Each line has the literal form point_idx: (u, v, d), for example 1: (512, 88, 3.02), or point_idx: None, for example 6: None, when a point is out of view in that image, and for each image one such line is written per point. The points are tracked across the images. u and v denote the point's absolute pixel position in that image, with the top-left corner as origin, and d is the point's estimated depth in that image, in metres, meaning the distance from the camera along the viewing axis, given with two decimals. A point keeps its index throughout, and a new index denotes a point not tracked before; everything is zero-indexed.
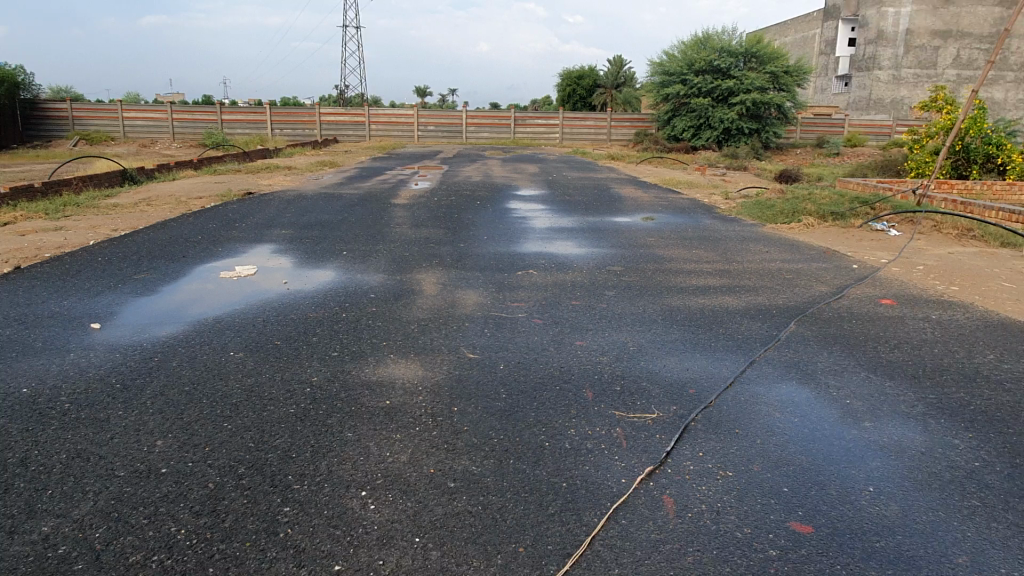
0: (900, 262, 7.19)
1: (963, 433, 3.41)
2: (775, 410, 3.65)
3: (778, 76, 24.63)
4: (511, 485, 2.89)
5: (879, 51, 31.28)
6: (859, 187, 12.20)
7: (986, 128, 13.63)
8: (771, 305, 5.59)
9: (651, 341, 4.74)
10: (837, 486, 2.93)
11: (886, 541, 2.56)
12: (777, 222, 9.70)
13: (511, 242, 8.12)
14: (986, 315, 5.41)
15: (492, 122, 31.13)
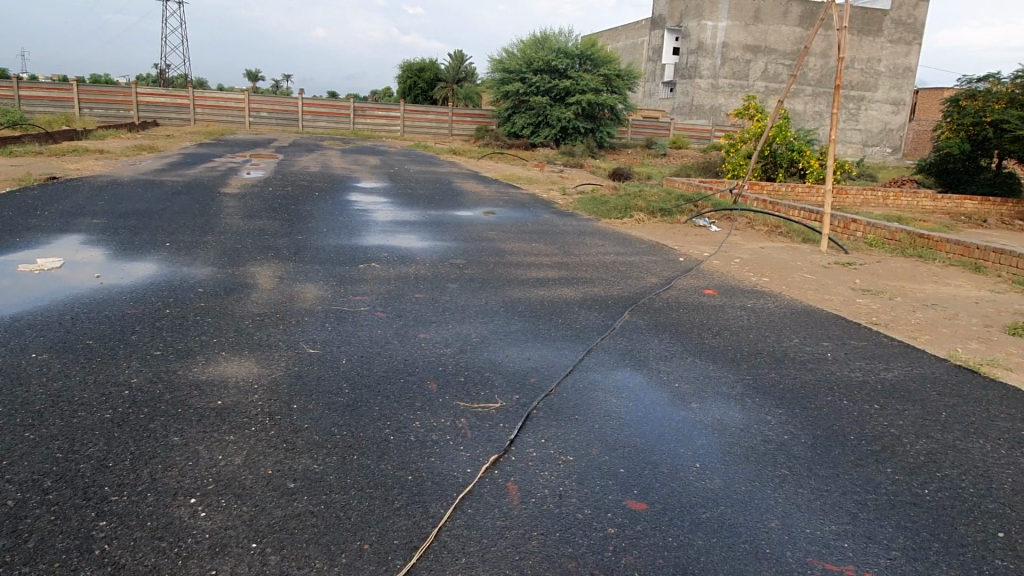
0: (720, 256, 7.80)
1: (775, 410, 3.76)
2: (611, 396, 3.83)
3: (611, 79, 25.89)
4: (355, 481, 2.81)
5: (699, 61, 33.73)
6: (684, 186, 13.09)
7: (789, 137, 15.14)
8: (607, 296, 5.86)
9: (494, 333, 4.80)
10: (667, 463, 3.12)
11: (711, 512, 2.76)
12: (611, 217, 10.19)
13: (352, 234, 7.93)
14: (791, 303, 6.01)
15: (330, 111, 30.19)
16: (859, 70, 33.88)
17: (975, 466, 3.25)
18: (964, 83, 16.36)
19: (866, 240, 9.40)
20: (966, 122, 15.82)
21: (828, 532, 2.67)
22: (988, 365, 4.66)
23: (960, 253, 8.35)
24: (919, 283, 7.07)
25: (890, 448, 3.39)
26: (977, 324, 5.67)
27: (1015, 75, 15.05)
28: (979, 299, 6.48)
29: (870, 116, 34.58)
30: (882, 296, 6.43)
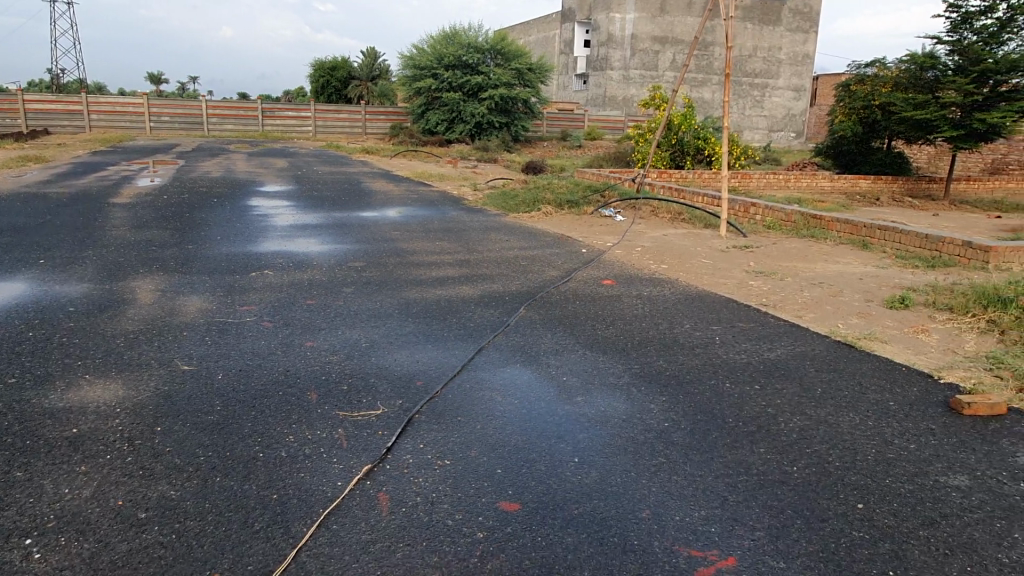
0: (623, 245, 7.88)
1: (658, 397, 3.80)
2: (496, 394, 3.79)
3: (522, 73, 25.98)
4: (214, 506, 2.67)
5: (610, 53, 34.23)
6: (594, 176, 13.19)
7: (694, 125, 15.51)
8: (505, 292, 5.83)
9: (384, 336, 4.70)
10: (545, 460, 3.10)
11: (583, 507, 2.75)
12: (519, 211, 10.17)
13: (247, 241, 7.63)
14: (686, 289, 6.12)
15: (237, 113, 29.21)
16: (761, 59, 34.97)
17: (843, 438, 3.36)
18: (854, 69, 17.14)
19: (764, 223, 9.71)
20: (858, 105, 16.58)
21: (696, 518, 2.70)
22: (866, 339, 4.84)
23: (849, 231, 8.70)
24: (809, 262, 7.32)
25: (766, 427, 3.47)
26: (860, 300, 5.89)
27: (899, 59, 15.82)
28: (863, 275, 6.76)
29: (774, 103, 35.79)
30: (774, 277, 6.61)
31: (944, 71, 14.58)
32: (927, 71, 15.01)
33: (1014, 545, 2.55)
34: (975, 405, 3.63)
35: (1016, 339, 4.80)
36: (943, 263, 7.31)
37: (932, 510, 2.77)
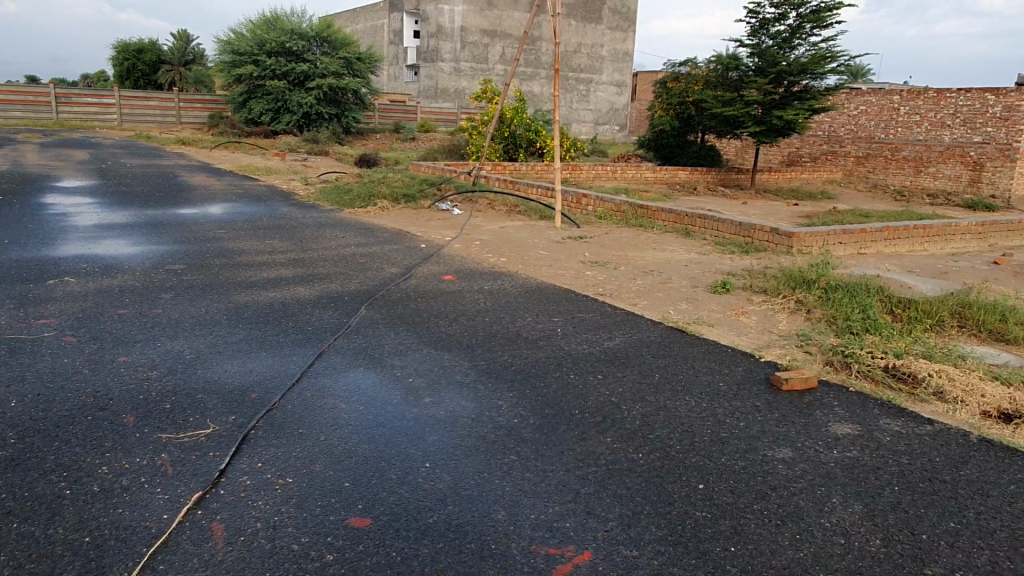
0: (462, 239, 7.84)
1: (506, 393, 3.78)
2: (339, 402, 3.59)
3: (350, 62, 25.31)
4: (10, 558, 2.29)
5: (439, 44, 33.98)
6: (430, 169, 13.05)
7: (526, 118, 15.81)
8: (343, 292, 5.59)
9: (212, 346, 4.32)
10: (396, 468, 2.97)
11: (438, 515, 2.66)
12: (353, 206, 9.85)
13: (42, 245, 6.75)
14: (527, 281, 6.18)
15: (25, 99, 25.96)
16: (586, 55, 36.24)
17: (680, 422, 3.53)
18: (669, 67, 18.27)
19: (596, 214, 10.08)
20: (674, 102, 17.71)
21: (551, 514, 2.70)
22: (694, 324, 5.14)
23: (673, 220, 9.23)
24: (639, 251, 7.68)
25: (610, 417, 3.56)
26: (687, 286, 6.25)
27: (708, 59, 17.07)
28: (687, 262, 7.18)
29: (599, 97, 37.34)
30: (608, 267, 6.86)
31: (746, 72, 15.87)
32: (732, 71, 16.27)
33: (833, 510, 2.79)
34: (791, 380, 3.95)
35: (820, 316, 5.32)
36: (755, 249, 7.97)
37: (764, 484, 2.96)
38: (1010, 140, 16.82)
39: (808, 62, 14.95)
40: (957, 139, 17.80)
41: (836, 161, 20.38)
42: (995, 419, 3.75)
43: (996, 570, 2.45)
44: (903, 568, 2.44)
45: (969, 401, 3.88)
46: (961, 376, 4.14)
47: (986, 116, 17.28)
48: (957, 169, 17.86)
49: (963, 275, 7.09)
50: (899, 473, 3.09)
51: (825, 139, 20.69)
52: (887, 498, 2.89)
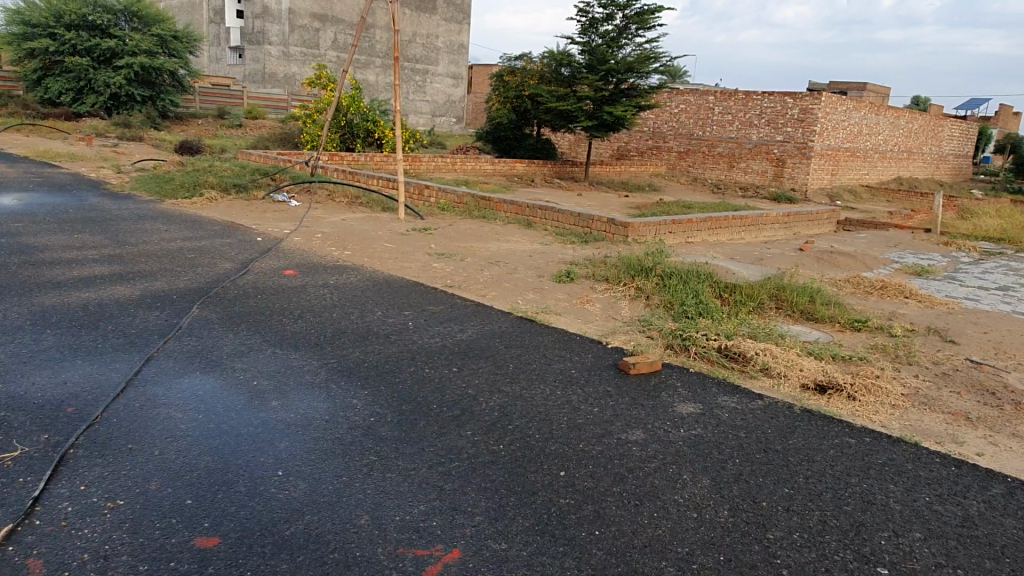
0: (301, 232, 7.46)
1: (360, 392, 3.63)
2: (175, 412, 3.27)
3: (165, 41, 23.36)
4: None
5: (266, 26, 31.36)
6: (260, 158, 12.35)
7: (362, 107, 15.37)
8: (170, 290, 5.12)
9: (15, 356, 3.78)
10: (245, 480, 2.75)
11: (295, 526, 2.49)
12: (176, 196, 9.10)
13: None
14: (373, 275, 6.00)
15: None
16: (421, 45, 34.93)
17: (537, 411, 3.56)
18: (505, 60, 18.51)
19: (439, 206, 10.01)
20: (511, 95, 17.97)
21: (417, 514, 2.62)
22: (543, 313, 5.24)
23: (515, 211, 9.37)
24: (484, 242, 7.72)
25: (469, 410, 3.52)
26: (533, 276, 6.36)
27: (542, 55, 17.50)
28: (532, 253, 7.31)
29: (434, 89, 36.34)
30: (454, 258, 6.83)
31: (577, 69, 16.45)
32: (564, 68, 16.80)
33: (685, 486, 2.93)
34: (637, 364, 4.13)
35: (657, 302, 5.62)
36: (594, 239, 8.28)
37: (621, 466, 3.06)
38: (806, 139, 18.77)
39: (634, 61, 15.80)
40: (763, 138, 19.60)
41: (660, 156, 21.71)
42: (813, 390, 4.15)
43: (825, 528, 2.69)
44: (748, 535, 2.61)
45: (790, 375, 4.26)
46: (784, 353, 4.54)
47: (786, 117, 19.15)
48: (763, 165, 19.70)
49: (776, 262, 7.79)
50: (738, 446, 3.31)
51: (650, 135, 21.93)
52: (731, 470, 3.09)
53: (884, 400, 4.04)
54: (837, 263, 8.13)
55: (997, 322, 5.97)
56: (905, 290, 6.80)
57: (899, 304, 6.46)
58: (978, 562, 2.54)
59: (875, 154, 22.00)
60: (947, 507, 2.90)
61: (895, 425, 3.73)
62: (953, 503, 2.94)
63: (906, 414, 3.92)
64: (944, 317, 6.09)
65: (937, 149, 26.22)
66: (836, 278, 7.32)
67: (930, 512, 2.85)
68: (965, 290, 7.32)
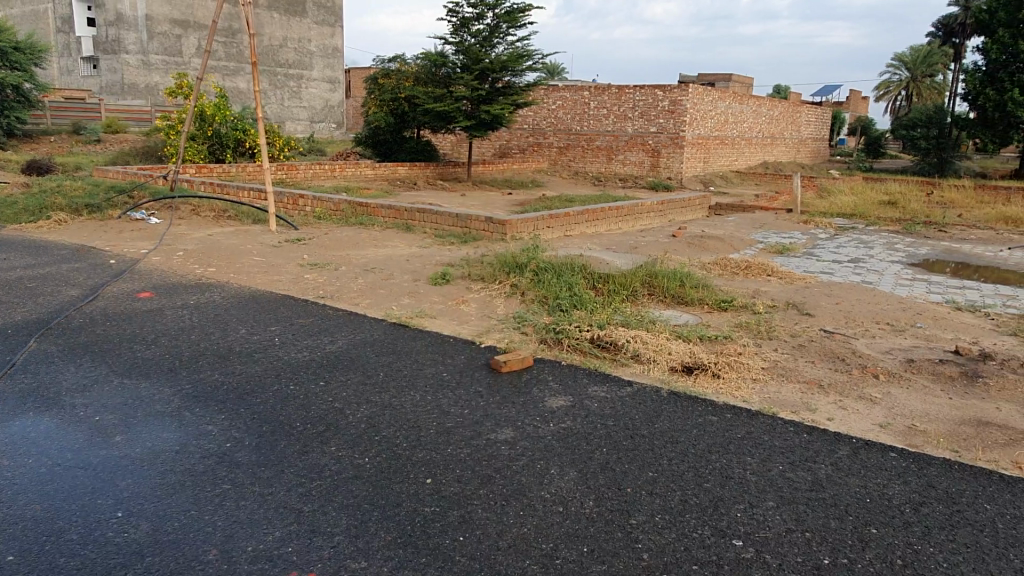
0: (160, 251, 7.02)
1: (216, 417, 3.43)
2: (2, 458, 2.98)
3: (6, 53, 21.53)
4: None
5: (121, 34, 29.41)
6: (118, 174, 11.57)
7: (230, 116, 14.71)
8: (5, 324, 4.68)
9: None
10: (78, 526, 2.53)
11: (134, 570, 2.31)
12: (20, 222, 8.38)
13: None
14: (239, 291, 5.73)
15: None
16: (293, 50, 33.14)
17: (406, 418, 3.48)
18: (378, 63, 18.16)
19: (314, 215, 9.70)
20: (386, 98, 17.64)
21: (272, 541, 2.48)
22: (417, 318, 5.15)
23: (393, 216, 9.21)
24: (360, 249, 7.53)
25: (334, 424, 3.39)
26: (408, 280, 6.26)
27: (416, 56, 17.29)
28: (409, 256, 7.19)
29: (311, 94, 34.40)
30: (327, 268, 6.62)
31: (453, 69, 16.39)
32: (440, 69, 16.71)
33: (552, 481, 2.93)
34: (509, 361, 4.13)
35: (532, 298, 5.66)
36: (472, 239, 8.25)
37: (489, 467, 3.03)
38: (678, 130, 19.54)
39: (508, 60, 15.98)
40: (638, 130, 20.24)
41: (541, 153, 21.97)
42: (681, 372, 4.28)
43: (686, 507, 2.76)
44: (612, 523, 2.64)
45: (659, 359, 4.37)
46: (653, 339, 4.65)
47: (657, 109, 19.85)
48: (640, 156, 20.33)
49: (649, 249, 8.02)
50: (605, 435, 3.35)
51: (530, 132, 22.14)
52: (597, 460, 3.12)
53: (746, 375, 4.22)
54: (706, 247, 8.46)
55: (848, 292, 6.38)
56: (767, 269, 7.15)
57: (762, 282, 6.80)
58: (825, 523, 2.67)
59: (742, 140, 23.18)
60: (798, 473, 3.04)
61: (756, 399, 3.89)
62: (804, 468, 3.09)
63: (765, 387, 4.11)
64: (802, 291, 6.45)
65: (796, 134, 27.92)
66: (704, 261, 7.61)
67: (783, 480, 2.98)
68: (821, 264, 7.78)
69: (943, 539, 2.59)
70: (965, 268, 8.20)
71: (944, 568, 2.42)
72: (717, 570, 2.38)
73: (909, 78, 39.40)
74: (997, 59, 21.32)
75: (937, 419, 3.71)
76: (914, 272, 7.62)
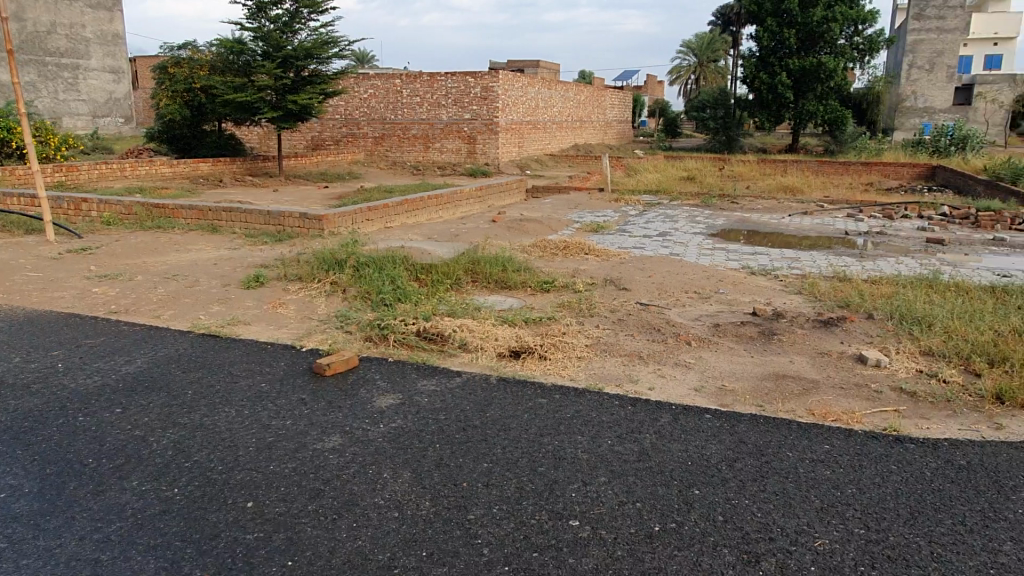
0: None
1: None
2: None
3: None
4: None
5: None
6: None
7: None
8: None
9: None
10: None
11: None
12: None
13: None
14: (11, 313, 4.99)
15: None
16: (65, 37, 28.07)
17: (221, 438, 3.18)
18: (166, 51, 16.67)
19: (101, 220, 8.72)
20: (180, 88, 16.23)
21: None
22: (230, 326, 4.76)
23: (195, 217, 8.50)
24: (159, 256, 6.85)
25: (135, 456, 3.03)
26: (217, 286, 5.78)
27: (209, 43, 16.04)
28: (217, 260, 6.67)
29: (91, 86, 29.30)
30: (120, 279, 5.96)
31: (253, 57, 15.38)
32: (238, 57, 15.60)
33: (384, 486, 2.80)
34: (332, 364, 3.92)
35: (355, 294, 5.44)
36: (287, 237, 7.81)
37: (316, 480, 2.84)
38: (491, 116, 19.85)
39: (312, 47, 15.36)
40: (452, 117, 20.29)
41: (356, 144, 21.35)
42: (509, 357, 4.29)
43: (523, 494, 2.75)
44: (450, 521, 2.56)
45: (486, 346, 4.36)
46: (479, 326, 4.63)
47: (470, 96, 20.00)
48: (456, 143, 20.40)
49: (470, 236, 8.03)
50: (438, 431, 3.27)
51: (342, 122, 21.42)
52: (431, 458, 3.03)
53: (571, 354, 4.32)
54: (525, 230, 8.64)
55: (658, 265, 6.77)
56: (584, 247, 7.40)
57: (580, 261, 7.03)
58: (653, 491, 2.77)
59: (553, 125, 23.98)
60: (625, 446, 3.14)
61: (582, 376, 4.00)
62: (630, 440, 3.20)
63: (590, 363, 4.23)
64: (617, 267, 6.75)
65: (602, 117, 29.35)
66: (525, 244, 7.75)
67: (612, 454, 3.07)
68: (633, 240, 8.19)
69: (756, 490, 2.78)
70: (755, 235, 9.03)
71: (760, 518, 2.59)
72: (557, 554, 2.38)
73: (697, 63, 42.87)
74: (768, 45, 23.63)
75: (743, 377, 4.02)
76: (713, 242, 8.26)
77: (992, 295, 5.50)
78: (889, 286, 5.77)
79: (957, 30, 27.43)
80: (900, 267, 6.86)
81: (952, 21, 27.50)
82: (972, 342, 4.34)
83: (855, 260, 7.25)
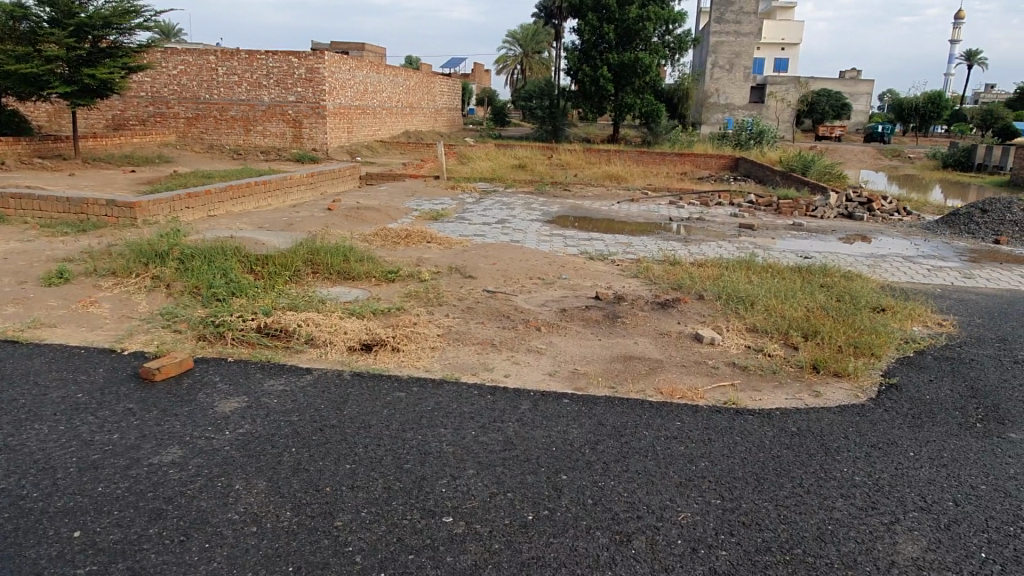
0: None
1: None
2: None
3: None
4: None
5: None
6: None
7: None
8: None
9: None
10: None
11: None
12: None
13: None
14: None
15: None
16: None
17: (31, 461, 2.76)
18: None
19: None
20: None
21: None
22: (31, 329, 4.15)
23: None
24: None
25: None
26: (10, 284, 5.03)
27: None
28: (6, 253, 5.82)
29: None
30: None
31: (38, 24, 13.54)
32: (19, 23, 13.51)
33: (237, 499, 2.57)
34: (164, 368, 3.55)
35: (181, 289, 4.98)
36: (93, 227, 6.97)
37: (156, 499, 2.54)
38: (317, 99, 19.10)
39: (111, 15, 13.91)
40: (275, 99, 19.25)
41: (165, 124, 19.58)
42: (360, 351, 4.11)
43: (391, 494, 2.63)
44: (316, 530, 2.40)
45: (335, 341, 4.14)
46: (325, 320, 4.39)
47: (293, 77, 19.06)
48: (281, 127, 19.39)
49: (305, 225, 7.63)
50: (292, 434, 3.05)
51: (149, 100, 19.56)
52: (287, 463, 2.82)
53: (424, 345, 4.22)
54: (364, 218, 8.37)
55: (501, 252, 6.83)
56: (425, 236, 7.29)
57: (422, 250, 6.91)
58: (523, 480, 2.77)
59: (382, 110, 23.49)
60: (490, 436, 3.12)
61: (437, 367, 3.91)
62: (494, 430, 3.17)
63: (444, 353, 4.16)
64: (461, 255, 6.71)
65: (432, 104, 29.19)
66: (364, 233, 7.50)
67: (478, 445, 3.03)
68: (473, 228, 8.19)
69: (620, 471, 2.86)
70: (587, 221, 9.39)
71: (627, 498, 2.66)
72: (433, 554, 2.30)
73: (522, 54, 43.85)
74: (590, 39, 24.57)
75: (593, 359, 4.14)
76: (550, 228, 8.47)
77: (799, 274, 6.10)
78: (713, 268, 6.22)
79: (751, 34, 30.26)
80: (719, 250, 7.42)
81: (746, 26, 30.21)
82: (789, 318, 4.78)
83: (680, 244, 7.74)
